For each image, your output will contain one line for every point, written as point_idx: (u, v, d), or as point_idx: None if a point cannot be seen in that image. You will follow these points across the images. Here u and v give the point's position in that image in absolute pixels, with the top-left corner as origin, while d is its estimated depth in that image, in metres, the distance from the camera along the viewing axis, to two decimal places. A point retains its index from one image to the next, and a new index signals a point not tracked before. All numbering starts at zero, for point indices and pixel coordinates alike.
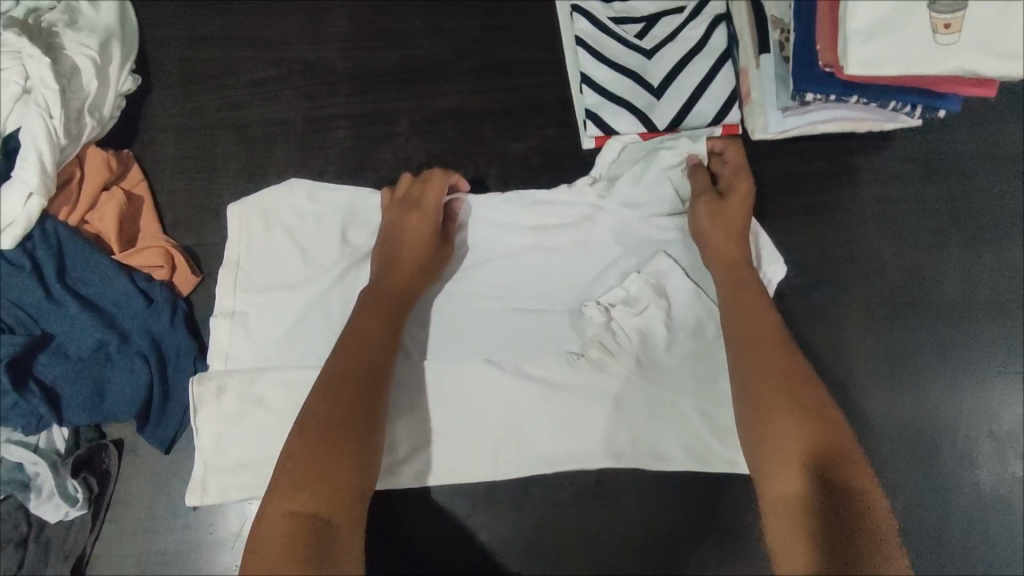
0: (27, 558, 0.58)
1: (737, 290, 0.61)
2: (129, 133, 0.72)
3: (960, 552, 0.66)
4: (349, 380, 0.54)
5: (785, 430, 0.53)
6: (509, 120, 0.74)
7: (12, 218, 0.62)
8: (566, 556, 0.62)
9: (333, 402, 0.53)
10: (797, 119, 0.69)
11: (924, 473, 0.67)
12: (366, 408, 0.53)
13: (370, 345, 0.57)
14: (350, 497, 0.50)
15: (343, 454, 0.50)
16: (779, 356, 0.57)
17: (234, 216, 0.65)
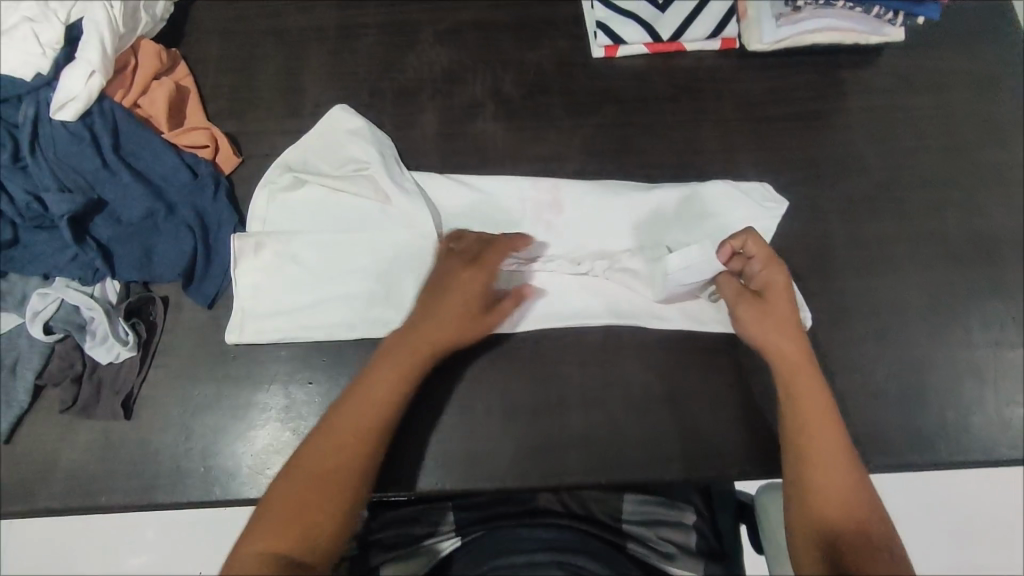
0: (81, 393, 0.64)
1: (794, 366, 0.62)
2: (177, 36, 0.79)
3: (961, 424, 0.68)
4: (350, 439, 0.56)
5: (827, 495, 0.56)
6: (526, 32, 0.80)
7: (74, 93, 0.67)
8: (575, 415, 0.66)
9: (327, 456, 0.55)
10: (789, 28, 0.77)
11: (924, 351, 0.70)
12: (356, 490, 0.55)
13: (373, 397, 0.58)
14: (318, 548, 0.52)
15: (319, 512, 0.53)
16: (844, 461, 0.57)
17: (330, 118, 0.72)
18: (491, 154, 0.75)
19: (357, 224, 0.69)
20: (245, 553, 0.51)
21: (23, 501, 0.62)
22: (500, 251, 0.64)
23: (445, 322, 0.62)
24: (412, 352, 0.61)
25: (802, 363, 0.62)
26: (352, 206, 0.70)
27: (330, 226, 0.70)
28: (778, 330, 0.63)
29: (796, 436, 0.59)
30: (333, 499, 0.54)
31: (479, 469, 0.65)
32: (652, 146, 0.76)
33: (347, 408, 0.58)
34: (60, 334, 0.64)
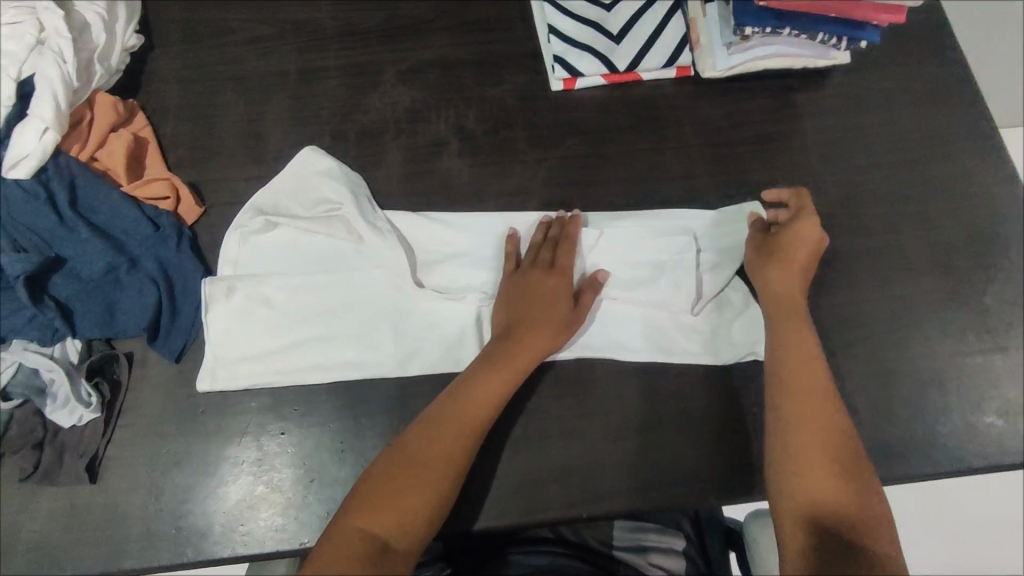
0: (42, 459, 0.61)
1: (794, 325, 0.65)
2: (134, 86, 0.78)
3: (930, 433, 0.69)
4: (471, 422, 0.60)
5: (815, 480, 0.58)
6: (486, 68, 0.81)
7: (27, 150, 0.66)
8: (553, 448, 0.66)
9: (431, 445, 0.58)
10: (740, 55, 0.79)
11: (889, 363, 0.71)
12: (454, 476, 0.58)
13: (488, 398, 0.61)
14: (411, 531, 0.55)
15: (415, 494, 0.56)
16: (835, 453, 0.59)
17: (304, 157, 0.72)
18: (457, 189, 0.75)
19: (331, 266, 0.69)
20: (346, 523, 0.54)
21: None
22: (568, 253, 0.69)
23: (549, 309, 0.66)
24: (529, 346, 0.64)
25: (809, 351, 0.64)
26: (326, 249, 0.70)
27: (304, 268, 0.69)
28: (789, 276, 0.68)
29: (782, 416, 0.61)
30: (427, 479, 0.57)
31: (458, 511, 0.64)
32: (616, 175, 0.77)
33: (462, 405, 0.60)
34: (19, 399, 0.62)
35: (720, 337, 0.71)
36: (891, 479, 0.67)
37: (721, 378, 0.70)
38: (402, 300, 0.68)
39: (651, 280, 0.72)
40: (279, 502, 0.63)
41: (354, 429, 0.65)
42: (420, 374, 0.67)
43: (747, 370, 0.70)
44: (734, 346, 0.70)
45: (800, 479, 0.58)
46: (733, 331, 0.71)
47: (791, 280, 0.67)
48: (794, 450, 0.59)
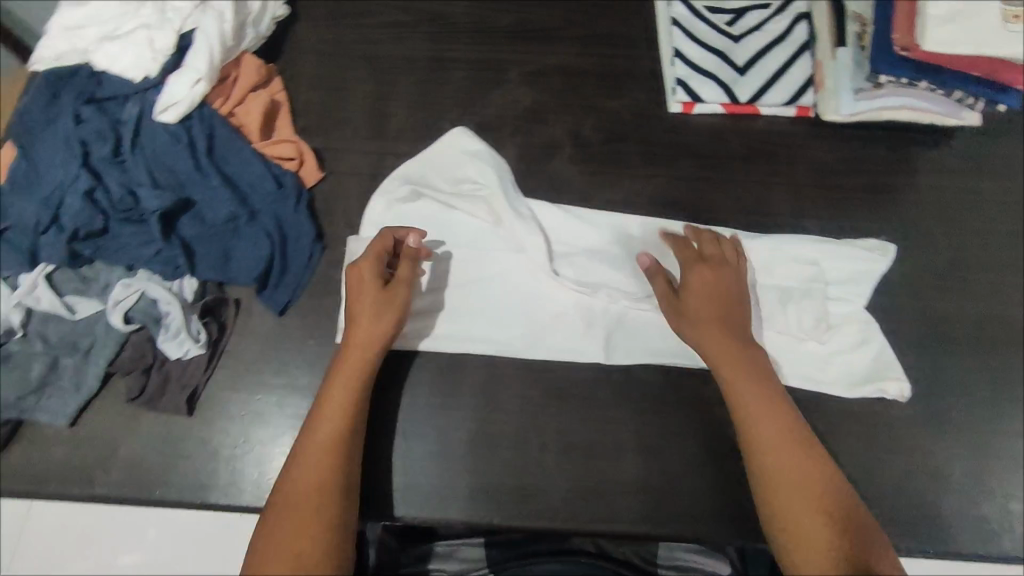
0: (148, 384, 0.65)
1: (727, 355, 0.62)
2: (275, 52, 0.82)
3: (1012, 514, 0.67)
4: (323, 449, 0.58)
5: (807, 520, 0.54)
6: (607, 81, 0.83)
7: (177, 98, 0.71)
8: (629, 460, 0.66)
9: (306, 480, 0.56)
10: (867, 103, 0.78)
11: (982, 435, 0.69)
12: (339, 500, 0.56)
13: (337, 420, 0.59)
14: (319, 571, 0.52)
15: (309, 534, 0.53)
16: (805, 476, 0.56)
17: (454, 136, 0.76)
18: (565, 194, 0.77)
19: (466, 241, 0.72)
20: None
21: (80, 486, 0.62)
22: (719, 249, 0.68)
23: (364, 319, 0.62)
24: (354, 357, 0.62)
25: (750, 368, 0.62)
26: (464, 225, 0.72)
27: (442, 239, 0.72)
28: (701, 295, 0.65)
29: (767, 458, 0.58)
30: (321, 522, 0.54)
31: (529, 507, 0.63)
32: (724, 203, 0.78)
33: (321, 435, 0.58)
34: (136, 325, 0.65)
35: (846, 369, 0.70)
36: (965, 554, 0.66)
37: (807, 421, 0.68)
38: (537, 285, 0.71)
39: (800, 302, 0.71)
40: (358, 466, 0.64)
41: (439, 409, 0.66)
42: (509, 366, 0.68)
43: (834, 417, 0.69)
44: (861, 379, 0.69)
45: (788, 526, 0.55)
46: (860, 364, 0.70)
47: (706, 295, 0.65)
48: (770, 492, 0.57)
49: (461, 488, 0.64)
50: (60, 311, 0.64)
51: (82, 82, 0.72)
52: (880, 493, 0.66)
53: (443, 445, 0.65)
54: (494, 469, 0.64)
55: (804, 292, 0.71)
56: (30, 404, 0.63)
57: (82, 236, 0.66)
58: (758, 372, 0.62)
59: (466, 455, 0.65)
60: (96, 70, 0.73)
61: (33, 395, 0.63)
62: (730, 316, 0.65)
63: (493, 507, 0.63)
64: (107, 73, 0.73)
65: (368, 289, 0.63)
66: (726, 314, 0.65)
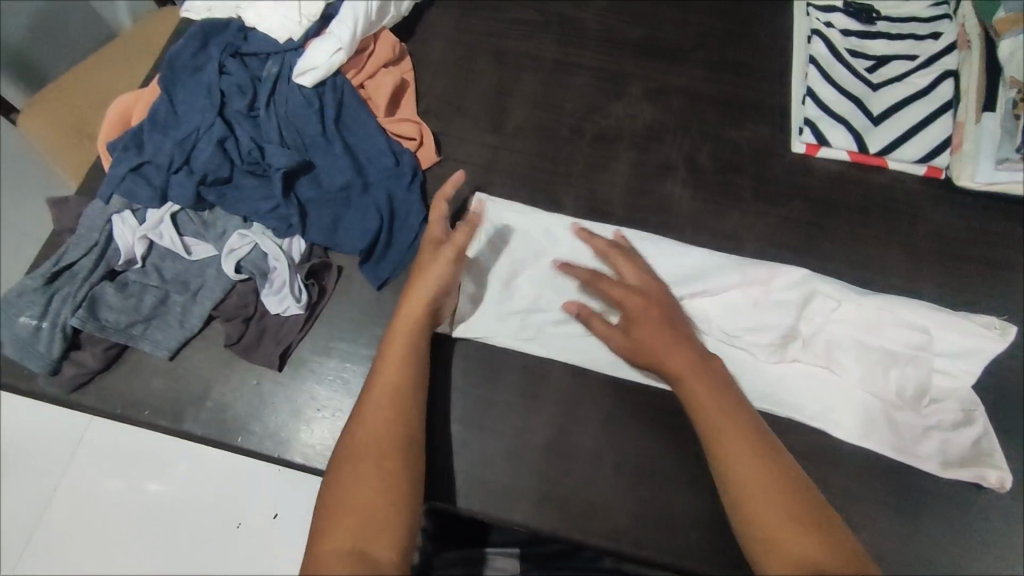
0: (246, 334, 0.66)
1: (674, 349, 0.60)
2: (407, 33, 0.84)
3: None
4: (382, 405, 0.57)
5: (778, 531, 0.50)
6: (730, 110, 0.81)
7: (316, 63, 0.73)
8: (703, 497, 0.63)
9: (366, 432, 0.55)
10: (1008, 174, 0.74)
11: None
12: (403, 457, 0.55)
13: (398, 372, 0.59)
14: (388, 527, 0.51)
15: (373, 490, 0.52)
16: (773, 486, 0.53)
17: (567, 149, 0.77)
18: (672, 215, 0.75)
19: (571, 251, 0.72)
20: (322, 551, 0.50)
21: (170, 419, 0.64)
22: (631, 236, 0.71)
23: (420, 279, 0.63)
24: (411, 311, 0.62)
25: (715, 383, 0.59)
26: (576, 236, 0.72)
27: (551, 246, 0.72)
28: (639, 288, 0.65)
29: (726, 460, 0.55)
30: (381, 472, 0.53)
31: (595, 524, 0.62)
32: (835, 252, 0.75)
33: (379, 388, 0.58)
34: (245, 274, 0.67)
35: (943, 446, 0.65)
36: None
37: (895, 493, 0.65)
38: None
39: (907, 368, 0.67)
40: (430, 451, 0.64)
41: (519, 409, 0.66)
42: (593, 378, 0.67)
43: (925, 494, 0.65)
44: (957, 460, 0.65)
45: (765, 540, 0.51)
46: (960, 444, 0.65)
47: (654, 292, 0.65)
48: (742, 499, 0.53)
49: (530, 491, 0.63)
50: (178, 250, 0.67)
51: (231, 35, 0.75)
52: None
53: (518, 445, 0.65)
54: (562, 479, 0.64)
55: (910, 359, 0.67)
56: (137, 333, 0.65)
57: (209, 181, 0.69)
58: (711, 369, 0.60)
59: (538, 460, 0.64)
60: (245, 26, 0.76)
61: (142, 324, 0.65)
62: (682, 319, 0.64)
63: (558, 517, 0.62)
64: (254, 31, 0.76)
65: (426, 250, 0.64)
66: (672, 326, 0.62)
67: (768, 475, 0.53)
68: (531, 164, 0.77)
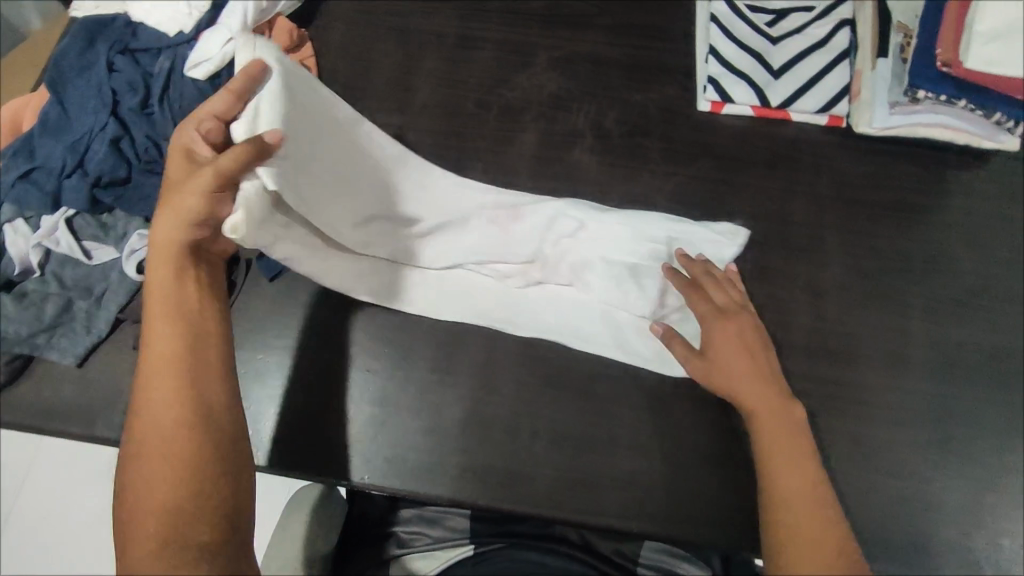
0: None
1: (760, 398, 0.60)
2: (308, 17, 0.82)
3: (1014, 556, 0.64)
4: (158, 361, 0.52)
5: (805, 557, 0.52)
6: (636, 73, 0.81)
7: (208, 55, 0.71)
8: (619, 454, 0.65)
9: (147, 414, 0.51)
10: (902, 117, 0.75)
11: (987, 469, 0.66)
12: (184, 411, 0.50)
13: (163, 318, 0.54)
14: (190, 514, 0.47)
15: (170, 482, 0.48)
16: (808, 498, 0.55)
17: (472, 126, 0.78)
18: (579, 182, 0.76)
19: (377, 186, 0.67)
20: (135, 561, 0.46)
21: (81, 426, 0.64)
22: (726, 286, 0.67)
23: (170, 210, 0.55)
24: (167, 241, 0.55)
25: (780, 405, 0.60)
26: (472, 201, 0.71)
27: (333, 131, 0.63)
28: (732, 346, 0.63)
29: (780, 510, 0.55)
30: (166, 440, 0.49)
31: (516, 491, 0.64)
32: (742, 206, 0.76)
33: (153, 349, 0.53)
34: (149, 274, 0.67)
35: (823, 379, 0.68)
36: None
37: None
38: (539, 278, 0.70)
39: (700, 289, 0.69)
40: (348, 433, 0.65)
41: (435, 386, 0.67)
42: (507, 350, 0.68)
43: (833, 434, 0.67)
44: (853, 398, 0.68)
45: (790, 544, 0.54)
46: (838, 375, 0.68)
47: (744, 340, 0.63)
48: (781, 547, 0.54)
49: (451, 465, 0.64)
50: (77, 255, 0.66)
51: (118, 31, 0.73)
52: (875, 516, 0.64)
53: (436, 422, 0.66)
54: (479, 451, 0.65)
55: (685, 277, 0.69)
56: (41, 342, 0.65)
57: (104, 183, 0.68)
58: (796, 432, 0.59)
59: (459, 434, 0.65)
60: (132, 21, 0.74)
61: (45, 333, 0.65)
62: (775, 376, 0.62)
63: (480, 487, 0.64)
64: (143, 26, 0.74)
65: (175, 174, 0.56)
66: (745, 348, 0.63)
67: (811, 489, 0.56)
68: (439, 143, 0.77)
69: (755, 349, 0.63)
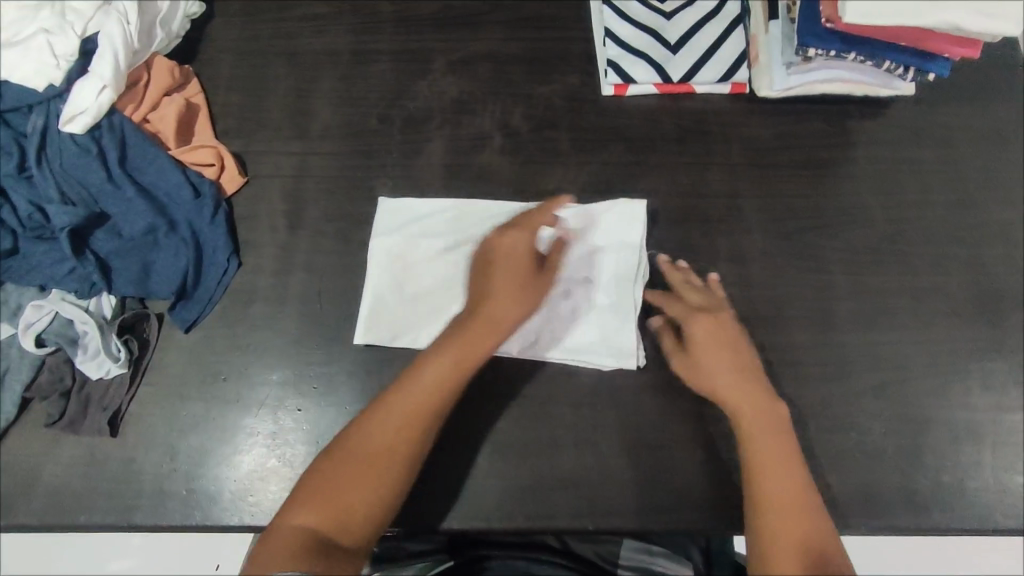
0: (68, 408, 0.63)
1: (740, 393, 0.61)
2: (191, 52, 0.79)
3: (955, 489, 0.66)
4: (398, 418, 0.58)
5: (786, 546, 0.55)
6: (537, 65, 0.80)
7: (84, 106, 0.67)
8: (565, 454, 0.65)
9: (374, 434, 0.57)
10: (799, 78, 0.75)
11: (923, 410, 0.68)
12: (399, 459, 0.57)
13: (430, 393, 0.59)
14: (358, 520, 0.54)
15: (361, 489, 0.55)
16: (786, 482, 0.58)
17: (377, 142, 0.76)
18: (493, 185, 0.75)
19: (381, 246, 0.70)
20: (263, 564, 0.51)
21: (1, 515, 0.61)
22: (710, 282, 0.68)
23: (504, 295, 0.63)
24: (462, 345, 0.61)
25: (767, 399, 0.62)
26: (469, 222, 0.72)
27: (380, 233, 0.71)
28: (716, 342, 0.64)
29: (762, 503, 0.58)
30: (379, 463, 0.56)
31: (466, 508, 0.63)
32: (658, 186, 0.75)
33: (407, 405, 0.58)
34: (51, 347, 0.63)
35: (756, 346, 0.69)
36: (906, 529, 0.65)
37: None
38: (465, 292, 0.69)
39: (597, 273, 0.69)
40: (287, 477, 0.63)
41: None
42: None
43: None
44: (787, 359, 0.69)
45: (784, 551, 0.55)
46: (768, 340, 0.69)
47: (730, 332, 0.64)
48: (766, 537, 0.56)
49: None
50: None
51: None
52: (820, 473, 0.66)
53: None
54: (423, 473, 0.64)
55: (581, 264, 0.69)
56: None
57: None
58: (782, 424, 0.61)
59: None
60: None
61: None
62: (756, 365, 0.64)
63: (429, 510, 0.63)
64: (7, 83, 0.69)
65: (513, 242, 0.64)
66: (732, 344, 0.64)
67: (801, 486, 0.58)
68: (344, 164, 0.75)
69: (738, 341, 0.64)
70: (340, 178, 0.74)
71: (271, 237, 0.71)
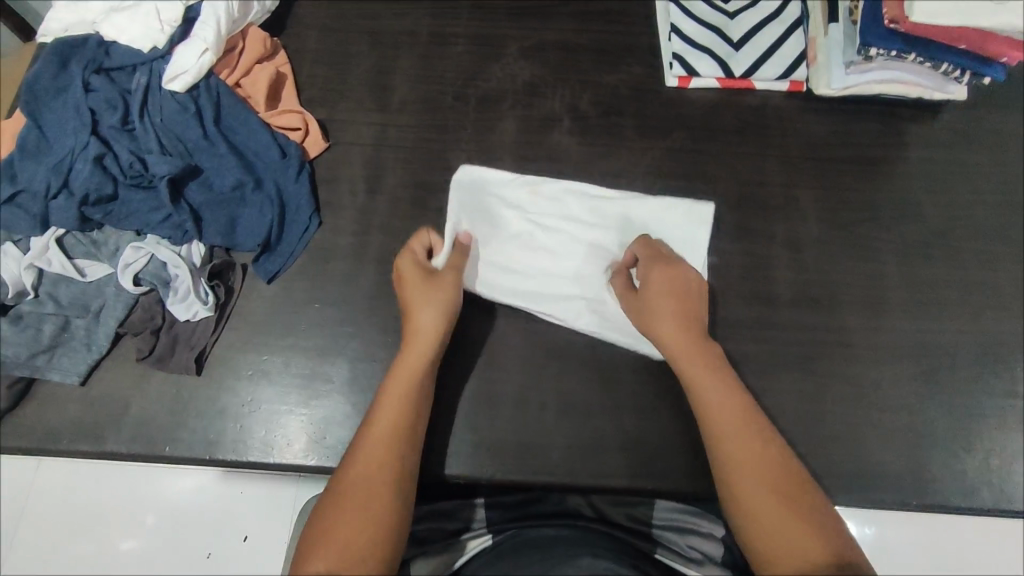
0: (157, 346, 0.67)
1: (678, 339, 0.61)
2: (279, 27, 0.84)
3: (1002, 473, 0.68)
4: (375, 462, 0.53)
5: (758, 488, 0.52)
6: (605, 56, 0.84)
7: (186, 67, 0.71)
8: (626, 418, 0.67)
9: (352, 490, 0.51)
10: (858, 76, 0.79)
11: (972, 397, 0.70)
12: (392, 506, 0.52)
13: (390, 437, 0.55)
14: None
15: (362, 546, 0.48)
16: (744, 423, 0.56)
17: (452, 119, 0.80)
18: (561, 164, 0.78)
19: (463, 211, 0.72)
20: None
21: (90, 443, 0.65)
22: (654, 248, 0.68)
23: (427, 335, 0.60)
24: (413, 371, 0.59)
25: (700, 361, 0.60)
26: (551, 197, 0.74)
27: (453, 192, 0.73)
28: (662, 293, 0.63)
29: (723, 443, 0.55)
30: (372, 514, 0.50)
31: (529, 463, 0.66)
32: (718, 173, 0.79)
33: (370, 452, 0.54)
34: (146, 287, 0.67)
35: (811, 328, 0.72)
36: (953, 509, 0.67)
37: (799, 384, 0.70)
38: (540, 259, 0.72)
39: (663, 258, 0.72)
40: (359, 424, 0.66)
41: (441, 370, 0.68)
42: (508, 330, 0.70)
43: (826, 379, 0.70)
44: (840, 342, 0.71)
45: (755, 514, 0.52)
46: (824, 325, 0.72)
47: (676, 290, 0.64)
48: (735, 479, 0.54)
49: (465, 443, 0.66)
50: (71, 273, 0.67)
51: (90, 51, 0.72)
52: (871, 451, 0.68)
53: (446, 406, 0.67)
54: (490, 427, 0.67)
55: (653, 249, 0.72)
56: (42, 364, 0.66)
57: (91, 201, 0.67)
58: (725, 373, 0.59)
59: (468, 415, 0.67)
60: (105, 40, 0.73)
61: (47, 354, 0.66)
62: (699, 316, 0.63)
63: (494, 463, 0.66)
64: (116, 44, 0.73)
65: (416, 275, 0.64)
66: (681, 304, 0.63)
67: (748, 445, 0.55)
68: (420, 136, 0.79)
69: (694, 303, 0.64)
70: (417, 150, 0.78)
71: (351, 200, 0.75)
